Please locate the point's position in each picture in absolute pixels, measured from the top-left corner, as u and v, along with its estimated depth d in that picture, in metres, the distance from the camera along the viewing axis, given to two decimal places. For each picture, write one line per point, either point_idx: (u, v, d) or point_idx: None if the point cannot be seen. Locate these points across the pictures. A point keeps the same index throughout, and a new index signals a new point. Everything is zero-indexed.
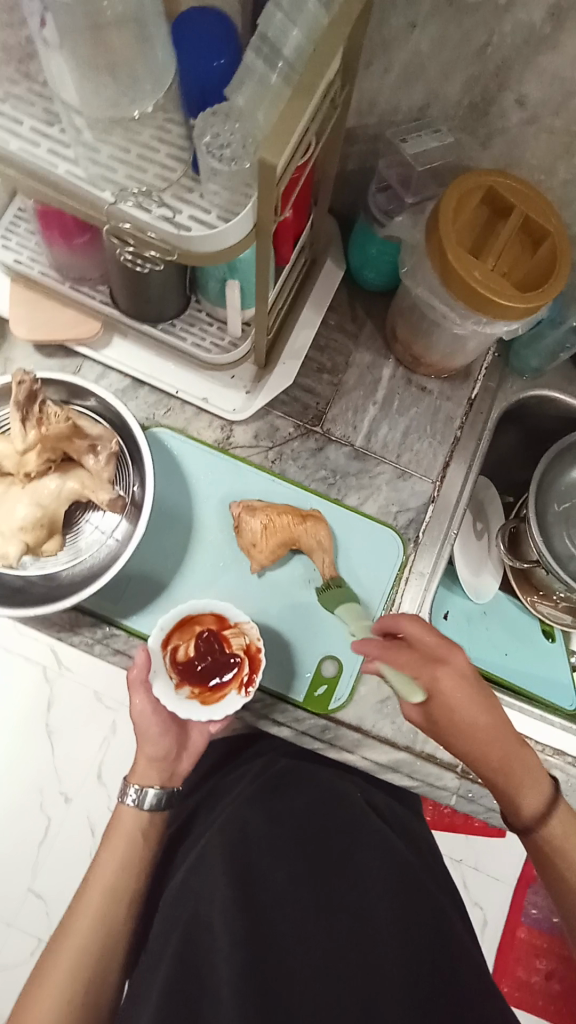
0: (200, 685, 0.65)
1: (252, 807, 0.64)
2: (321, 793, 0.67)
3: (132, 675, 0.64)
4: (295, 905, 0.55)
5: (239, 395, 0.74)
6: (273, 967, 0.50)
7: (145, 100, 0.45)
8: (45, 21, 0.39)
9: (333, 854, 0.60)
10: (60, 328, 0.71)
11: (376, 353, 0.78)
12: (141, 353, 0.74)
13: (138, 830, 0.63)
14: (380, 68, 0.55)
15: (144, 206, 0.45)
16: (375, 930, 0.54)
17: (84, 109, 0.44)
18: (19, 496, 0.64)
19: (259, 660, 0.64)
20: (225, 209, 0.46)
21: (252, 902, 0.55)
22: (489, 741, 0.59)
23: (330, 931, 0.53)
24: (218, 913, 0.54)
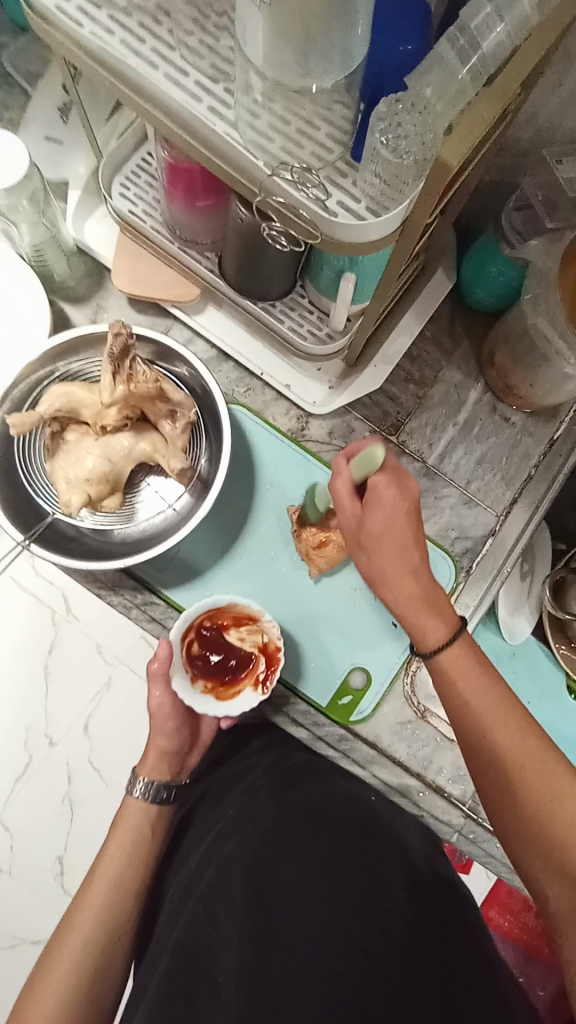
0: (214, 680, 0.65)
1: (263, 801, 0.60)
2: (336, 795, 0.61)
3: (153, 668, 0.64)
4: (301, 899, 0.48)
5: (322, 389, 0.73)
6: (276, 965, 0.45)
7: (323, 76, 0.41)
8: None
9: (343, 846, 0.53)
10: (159, 288, 0.70)
11: (466, 373, 0.76)
12: (233, 326, 0.73)
13: (146, 823, 0.63)
14: (554, 82, 0.52)
15: (298, 183, 0.44)
16: (381, 931, 0.46)
17: (261, 67, 0.41)
18: (90, 448, 0.63)
19: (277, 658, 0.65)
20: (376, 200, 0.44)
21: (260, 894, 0.50)
22: (464, 672, 0.54)
23: (343, 930, 0.46)
24: (227, 914, 0.50)
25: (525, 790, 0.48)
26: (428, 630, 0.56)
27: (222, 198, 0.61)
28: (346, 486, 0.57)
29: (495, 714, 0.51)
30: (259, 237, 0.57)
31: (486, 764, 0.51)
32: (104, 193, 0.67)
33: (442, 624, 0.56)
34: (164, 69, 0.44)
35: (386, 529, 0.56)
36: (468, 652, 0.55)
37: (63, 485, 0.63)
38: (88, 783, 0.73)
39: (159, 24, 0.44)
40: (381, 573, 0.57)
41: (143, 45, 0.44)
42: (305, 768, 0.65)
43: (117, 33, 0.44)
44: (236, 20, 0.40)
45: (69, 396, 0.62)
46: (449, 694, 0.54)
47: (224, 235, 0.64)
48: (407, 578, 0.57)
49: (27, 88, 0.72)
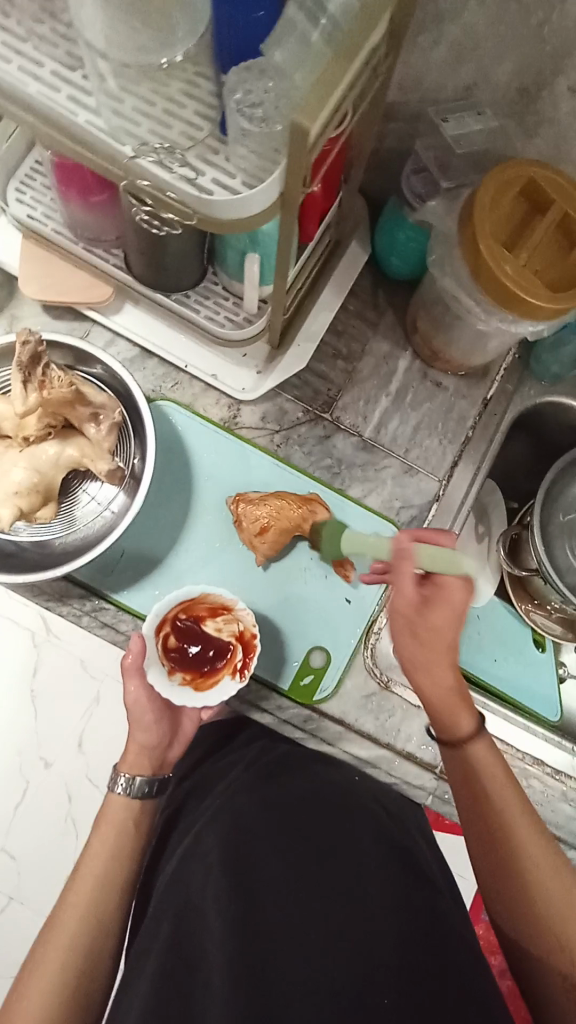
0: (192, 670, 0.66)
1: (243, 796, 0.60)
2: (316, 781, 0.63)
3: (126, 661, 0.63)
4: (283, 891, 0.49)
5: (250, 375, 0.72)
6: (261, 953, 0.45)
7: (175, 49, 0.42)
8: None
9: (326, 836, 0.54)
10: (73, 293, 0.69)
11: (393, 343, 0.76)
12: (152, 322, 0.72)
13: (130, 819, 0.61)
14: (427, 40, 0.52)
15: (166, 164, 0.43)
16: (361, 917, 0.48)
17: (107, 50, 0.41)
18: (16, 461, 0.62)
19: (253, 646, 0.65)
20: (251, 174, 0.43)
21: (243, 886, 0.50)
22: (439, 695, 0.58)
23: (325, 921, 0.47)
24: (212, 904, 0.50)
25: (520, 856, 0.53)
26: (436, 682, 0.58)
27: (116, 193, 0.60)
28: (411, 571, 0.56)
29: (481, 751, 0.57)
30: (151, 234, 0.58)
31: (490, 840, 0.55)
32: (1, 201, 0.66)
33: (436, 661, 0.57)
34: (17, 62, 0.43)
35: (429, 656, 0.57)
36: (495, 760, 0.57)
37: None
38: (89, 800, 0.72)
39: (7, 15, 0.43)
40: (425, 647, 0.58)
41: None
42: (272, 757, 0.66)
43: None
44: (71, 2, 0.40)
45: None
46: (485, 824, 0.55)
47: (124, 232, 0.63)
48: (444, 654, 0.57)
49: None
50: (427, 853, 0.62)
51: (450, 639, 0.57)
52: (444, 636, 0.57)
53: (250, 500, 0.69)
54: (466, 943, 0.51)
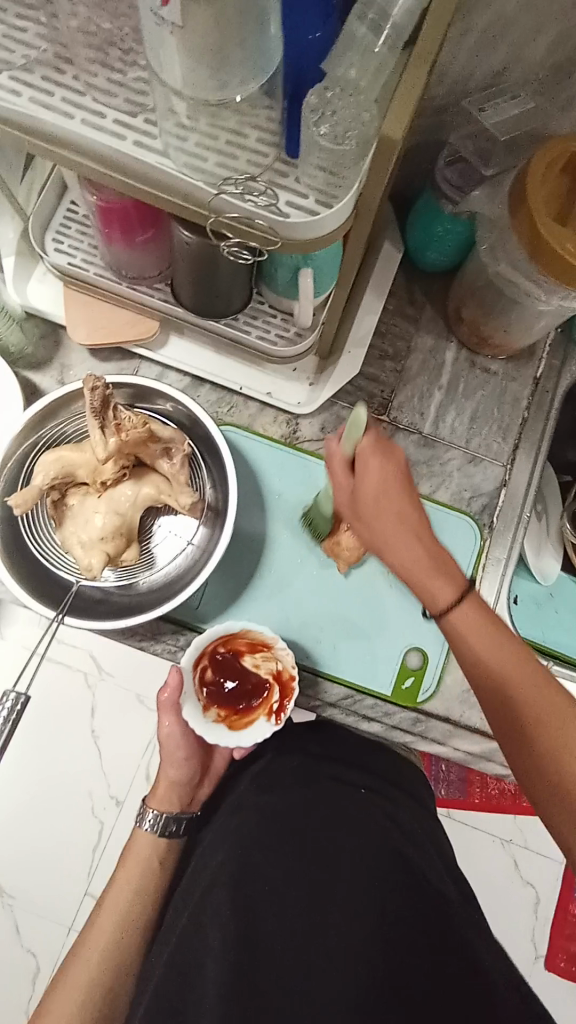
0: (227, 708, 0.64)
1: (247, 810, 0.59)
2: (323, 793, 0.58)
3: (163, 697, 0.64)
4: (280, 898, 0.50)
5: (303, 389, 0.73)
6: (258, 965, 0.47)
7: (249, 80, 0.41)
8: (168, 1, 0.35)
9: (326, 839, 0.54)
10: (119, 331, 0.70)
11: (437, 335, 0.76)
12: (201, 350, 0.72)
13: (154, 854, 0.63)
14: (457, 35, 0.52)
15: (245, 196, 0.43)
16: (354, 929, 0.47)
17: (183, 89, 0.40)
18: (96, 507, 0.62)
19: (291, 685, 0.64)
20: (324, 192, 0.43)
21: (244, 906, 0.50)
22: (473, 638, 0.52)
23: (319, 928, 0.48)
24: (213, 923, 0.50)
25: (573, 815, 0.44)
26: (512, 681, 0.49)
27: (160, 225, 0.60)
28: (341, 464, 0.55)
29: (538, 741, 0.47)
30: (209, 262, 0.57)
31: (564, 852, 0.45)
32: (39, 250, 0.65)
33: (451, 584, 0.54)
34: (80, 117, 0.43)
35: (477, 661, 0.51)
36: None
37: (80, 551, 0.62)
38: None
39: (63, 73, 0.43)
40: (423, 572, 0.54)
41: (53, 97, 0.43)
42: (338, 751, 0.64)
43: (25, 92, 0.43)
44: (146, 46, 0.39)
45: (59, 461, 0.61)
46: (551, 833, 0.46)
47: (172, 261, 0.63)
48: (482, 628, 0.52)
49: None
50: (439, 848, 0.58)
51: (503, 637, 0.52)
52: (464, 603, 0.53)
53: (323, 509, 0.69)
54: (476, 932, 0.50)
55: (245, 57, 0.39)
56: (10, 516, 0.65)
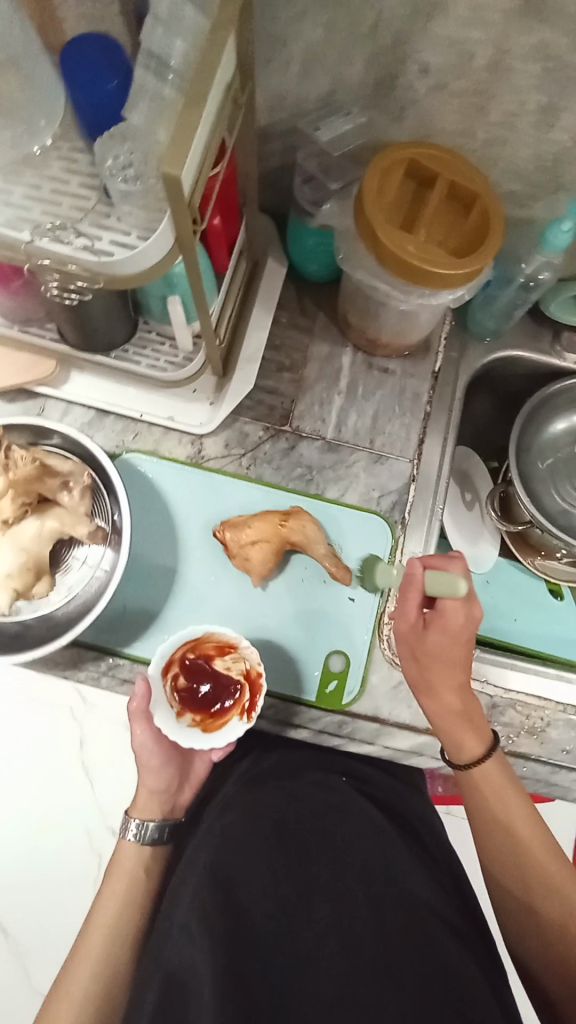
0: (201, 712, 0.66)
1: (231, 810, 0.65)
2: (307, 786, 0.66)
3: (133, 708, 0.65)
4: (269, 893, 0.54)
5: (204, 409, 0.75)
6: (251, 957, 0.49)
7: (44, 134, 0.47)
8: None
9: (307, 832, 0.60)
10: (18, 374, 0.72)
11: (332, 343, 0.78)
12: (101, 383, 0.75)
13: (140, 867, 0.65)
14: (278, 64, 0.55)
15: (61, 239, 0.46)
16: (342, 917, 0.52)
17: None
18: (2, 544, 0.64)
19: (260, 684, 0.65)
20: (145, 227, 0.46)
21: (234, 905, 0.54)
22: (481, 781, 0.60)
23: (310, 917, 0.52)
24: (195, 914, 0.53)
25: (511, 822, 0.58)
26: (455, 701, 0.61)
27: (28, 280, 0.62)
28: (417, 597, 0.60)
29: (488, 768, 0.60)
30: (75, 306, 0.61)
31: (488, 829, 0.59)
32: None
33: (446, 633, 0.60)
34: None
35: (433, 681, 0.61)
36: (553, 852, 0.57)
37: None
38: None
39: None
40: (437, 679, 0.61)
41: None
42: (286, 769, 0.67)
43: None
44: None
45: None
46: (490, 846, 0.59)
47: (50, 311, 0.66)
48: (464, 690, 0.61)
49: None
50: (424, 830, 0.70)
51: (469, 699, 0.62)
52: (456, 671, 0.61)
53: (234, 526, 0.70)
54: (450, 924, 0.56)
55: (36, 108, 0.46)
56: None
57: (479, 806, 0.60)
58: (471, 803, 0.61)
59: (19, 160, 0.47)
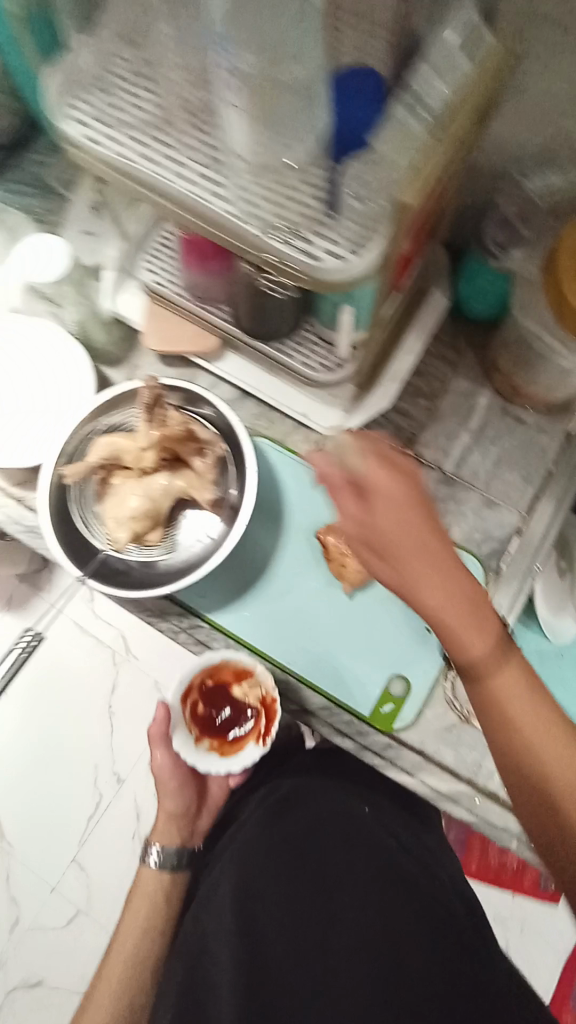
0: (218, 738, 0.79)
1: (258, 832, 0.81)
2: (322, 804, 0.83)
3: (154, 733, 0.86)
4: (282, 922, 0.74)
5: (336, 415, 0.78)
6: (262, 983, 0.69)
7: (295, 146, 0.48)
8: (233, 89, 0.45)
9: (325, 882, 0.76)
10: (183, 343, 0.80)
11: (473, 382, 0.80)
12: (250, 368, 0.80)
13: (155, 886, 0.87)
14: (512, 110, 0.59)
15: (282, 239, 0.51)
16: (335, 944, 0.72)
17: (247, 154, 0.49)
18: (133, 490, 0.71)
19: (274, 709, 0.74)
20: (355, 241, 0.50)
21: (251, 933, 0.73)
22: (537, 785, 0.49)
23: (323, 946, 0.72)
24: (220, 929, 0.75)
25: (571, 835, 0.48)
26: (469, 640, 0.48)
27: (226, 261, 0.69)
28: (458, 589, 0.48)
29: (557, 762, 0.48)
30: (261, 292, 0.67)
31: (547, 844, 0.50)
32: (131, 269, 0.77)
33: (484, 627, 0.49)
34: (168, 166, 0.53)
35: (396, 521, 0.48)
36: None
37: (112, 523, 0.71)
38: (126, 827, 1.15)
39: (164, 131, 0.54)
40: (474, 669, 0.49)
41: (151, 150, 0.53)
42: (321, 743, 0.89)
43: (130, 143, 0.54)
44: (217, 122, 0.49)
45: (113, 444, 0.70)
46: (545, 846, 0.50)
47: (233, 290, 0.72)
48: (513, 679, 0.49)
49: (61, 190, 0.90)
50: (413, 838, 0.84)
51: (530, 684, 0.50)
52: (500, 657, 0.49)
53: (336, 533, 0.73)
54: (430, 886, 0.79)
55: (304, 125, 0.48)
56: (63, 489, 0.72)
57: (530, 806, 0.50)
58: (532, 807, 0.50)
59: (267, 167, 0.50)
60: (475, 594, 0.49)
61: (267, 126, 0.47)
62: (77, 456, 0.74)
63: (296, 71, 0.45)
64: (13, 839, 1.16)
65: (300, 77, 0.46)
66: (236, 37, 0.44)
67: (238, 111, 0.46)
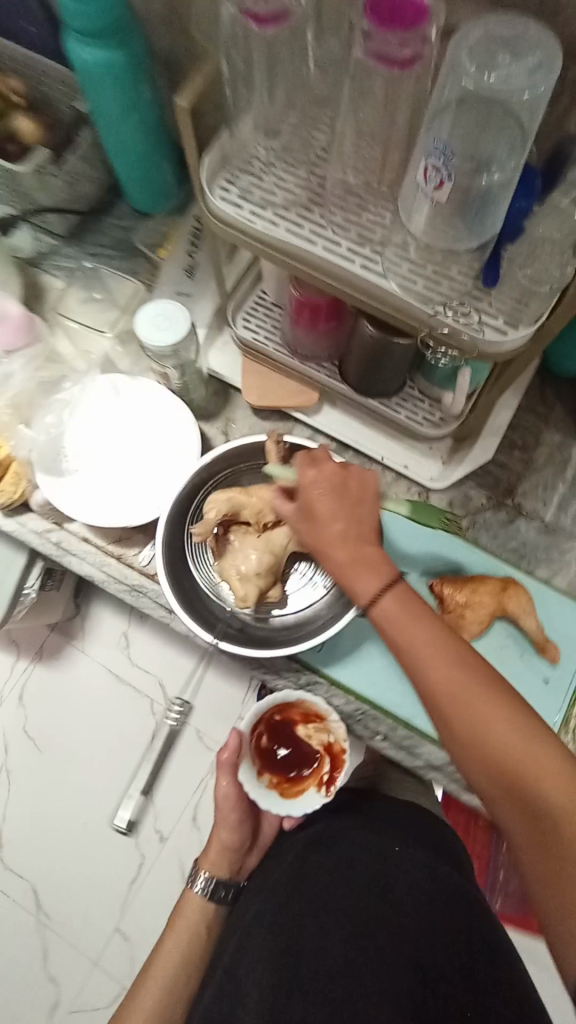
0: (279, 775, 0.73)
1: (284, 876, 0.70)
2: (354, 853, 0.69)
3: (222, 757, 0.75)
4: (328, 958, 0.59)
5: (436, 466, 0.80)
6: (288, 1023, 0.56)
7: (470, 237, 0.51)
8: (427, 178, 0.48)
9: (362, 908, 0.63)
10: (284, 397, 0.82)
11: (565, 433, 0.82)
12: (350, 422, 0.82)
13: (202, 921, 0.77)
14: None
15: (441, 313, 0.53)
16: (380, 988, 0.56)
17: (421, 233, 0.52)
18: (254, 546, 0.71)
19: (342, 760, 0.72)
20: (512, 316, 0.52)
21: (289, 970, 0.60)
22: (487, 764, 0.46)
23: (365, 976, 0.57)
24: (243, 973, 0.63)
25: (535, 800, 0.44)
26: (426, 658, 0.49)
27: (342, 316, 0.73)
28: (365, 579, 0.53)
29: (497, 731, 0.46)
30: (377, 346, 0.68)
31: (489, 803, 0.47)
32: (230, 324, 0.80)
33: (373, 583, 0.53)
34: (322, 244, 0.56)
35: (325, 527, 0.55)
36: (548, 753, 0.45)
37: (235, 582, 0.70)
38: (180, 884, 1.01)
39: (313, 211, 0.56)
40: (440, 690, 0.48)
41: (304, 229, 0.56)
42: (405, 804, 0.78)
43: (282, 224, 0.56)
44: (407, 201, 0.52)
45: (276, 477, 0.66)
46: (536, 851, 0.44)
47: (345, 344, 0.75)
48: (447, 664, 0.48)
49: (147, 252, 0.92)
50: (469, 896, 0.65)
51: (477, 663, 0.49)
52: (422, 640, 0.50)
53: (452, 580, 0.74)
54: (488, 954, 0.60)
55: (487, 222, 0.49)
56: (179, 547, 0.73)
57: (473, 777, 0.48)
58: (482, 778, 0.47)
59: (439, 249, 0.52)
60: (395, 585, 0.53)
61: (451, 218, 0.49)
62: (192, 511, 0.75)
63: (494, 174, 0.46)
64: (51, 908, 1.03)
65: (497, 180, 0.47)
66: (460, 141, 0.46)
67: (439, 206, 0.49)
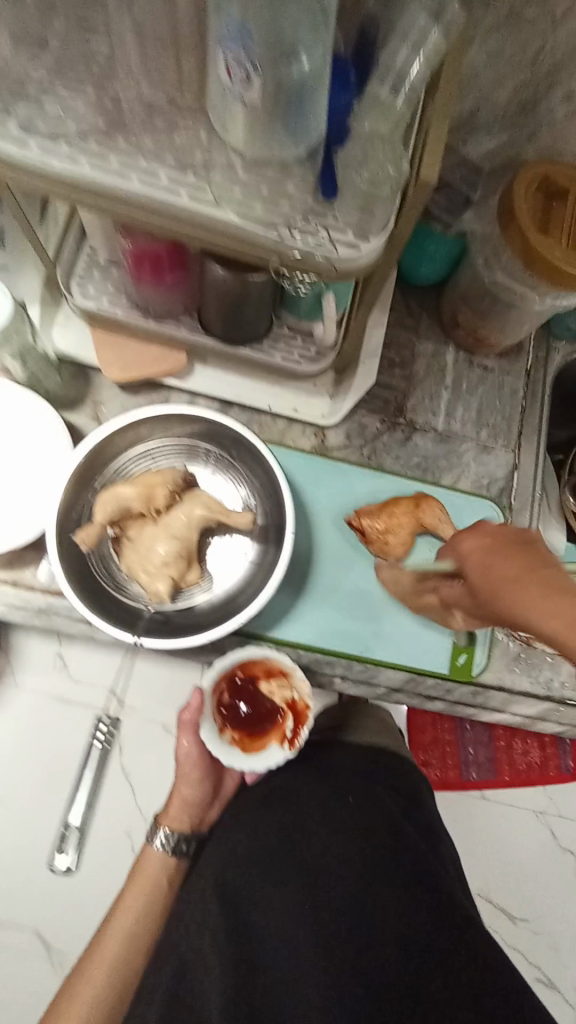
0: (243, 731, 0.70)
1: (243, 830, 0.72)
2: (305, 797, 0.72)
3: (184, 718, 0.76)
4: (275, 907, 0.63)
5: (325, 402, 0.78)
6: (251, 969, 0.59)
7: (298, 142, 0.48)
8: (239, 79, 0.43)
9: (313, 855, 0.66)
10: (149, 365, 0.74)
11: (436, 341, 0.84)
12: (227, 376, 0.77)
13: (163, 874, 0.77)
14: None
15: (287, 235, 0.48)
16: (330, 917, 0.61)
17: (243, 147, 0.48)
18: (155, 535, 0.66)
19: (306, 714, 0.69)
20: (360, 226, 0.49)
21: (243, 917, 0.63)
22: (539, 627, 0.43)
23: (320, 915, 0.61)
24: (208, 937, 0.64)
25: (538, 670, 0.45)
26: None
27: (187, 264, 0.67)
28: None
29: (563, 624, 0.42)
30: (234, 290, 0.63)
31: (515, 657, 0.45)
32: (65, 293, 0.69)
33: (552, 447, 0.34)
34: (138, 176, 0.48)
35: None
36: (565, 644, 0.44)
37: (145, 578, 0.65)
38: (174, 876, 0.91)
39: (117, 139, 0.48)
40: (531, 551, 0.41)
41: (111, 162, 0.48)
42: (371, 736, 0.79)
43: (83, 157, 0.47)
44: (216, 113, 0.48)
45: None
46: None
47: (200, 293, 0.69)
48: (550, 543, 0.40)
49: None
50: (404, 818, 0.72)
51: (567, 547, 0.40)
52: None
53: (368, 513, 0.74)
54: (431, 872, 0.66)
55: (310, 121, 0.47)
56: (81, 557, 0.65)
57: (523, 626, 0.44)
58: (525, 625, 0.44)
59: (264, 161, 0.49)
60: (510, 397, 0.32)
61: (268, 123, 0.46)
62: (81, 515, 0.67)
63: (303, 65, 0.44)
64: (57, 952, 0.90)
65: (308, 72, 0.44)
66: (257, 31, 0.42)
67: (254, 110, 0.45)
